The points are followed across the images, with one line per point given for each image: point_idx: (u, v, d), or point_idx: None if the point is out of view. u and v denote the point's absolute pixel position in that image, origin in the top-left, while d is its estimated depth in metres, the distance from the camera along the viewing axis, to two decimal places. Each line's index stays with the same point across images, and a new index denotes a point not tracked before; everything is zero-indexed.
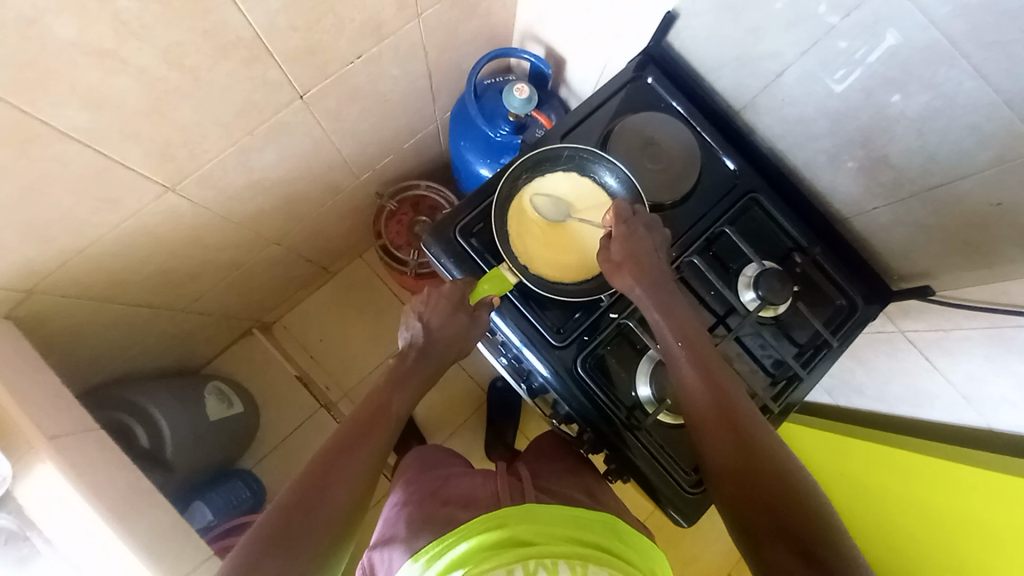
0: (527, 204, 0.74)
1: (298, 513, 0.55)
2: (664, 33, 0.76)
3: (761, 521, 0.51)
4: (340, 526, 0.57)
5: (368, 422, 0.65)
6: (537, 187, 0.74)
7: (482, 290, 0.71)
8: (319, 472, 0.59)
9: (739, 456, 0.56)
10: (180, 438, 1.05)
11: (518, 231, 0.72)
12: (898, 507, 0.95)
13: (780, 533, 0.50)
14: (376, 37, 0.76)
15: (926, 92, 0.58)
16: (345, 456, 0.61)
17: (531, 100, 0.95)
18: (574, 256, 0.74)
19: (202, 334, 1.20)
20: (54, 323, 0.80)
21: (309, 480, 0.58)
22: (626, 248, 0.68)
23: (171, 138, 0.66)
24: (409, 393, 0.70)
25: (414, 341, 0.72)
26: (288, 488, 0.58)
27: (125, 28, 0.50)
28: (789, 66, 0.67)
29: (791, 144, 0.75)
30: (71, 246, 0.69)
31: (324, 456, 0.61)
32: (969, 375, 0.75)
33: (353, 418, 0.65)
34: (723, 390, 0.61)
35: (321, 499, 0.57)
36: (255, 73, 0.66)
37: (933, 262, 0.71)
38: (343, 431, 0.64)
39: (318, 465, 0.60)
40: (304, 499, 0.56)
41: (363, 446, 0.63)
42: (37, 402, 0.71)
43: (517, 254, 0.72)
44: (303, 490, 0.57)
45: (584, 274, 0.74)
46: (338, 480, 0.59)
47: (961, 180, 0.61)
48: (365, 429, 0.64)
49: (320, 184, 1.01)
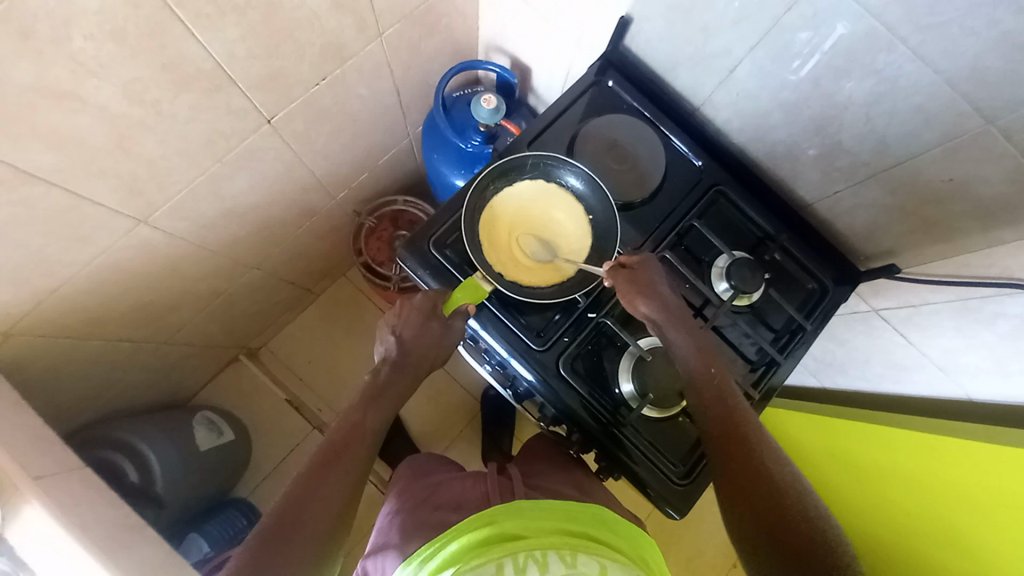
0: (497, 216, 0.75)
1: (278, 537, 0.56)
2: (620, 38, 0.78)
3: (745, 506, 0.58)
4: (322, 545, 0.58)
5: (346, 440, 0.66)
6: (512, 189, 0.76)
7: (457, 299, 0.71)
8: (299, 494, 0.60)
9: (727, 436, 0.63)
10: (169, 471, 1.03)
11: (493, 224, 0.74)
12: (899, 507, 0.89)
13: (760, 517, 0.57)
14: (339, 59, 0.77)
15: (870, 78, 0.60)
16: (324, 476, 0.62)
17: (499, 109, 0.96)
18: (548, 258, 0.74)
19: (187, 366, 1.19)
20: (33, 365, 0.79)
21: (289, 503, 0.59)
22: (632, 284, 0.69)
23: (139, 173, 0.66)
24: (388, 407, 0.71)
25: (390, 353, 0.73)
26: (269, 512, 0.59)
27: (83, 68, 0.51)
28: (740, 61, 0.69)
29: (751, 136, 0.77)
30: (45, 286, 0.69)
31: (304, 477, 0.61)
32: (943, 346, 0.77)
33: (331, 438, 0.66)
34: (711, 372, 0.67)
35: (302, 521, 0.58)
36: (219, 102, 0.66)
37: (896, 240, 0.73)
38: (323, 450, 0.64)
39: (297, 487, 0.60)
40: (284, 522, 0.57)
41: (339, 468, 0.63)
42: (20, 446, 0.71)
43: (490, 250, 0.73)
44: (283, 512, 0.58)
45: (556, 278, 0.73)
46: (318, 500, 0.60)
47: (914, 159, 0.64)
48: (343, 447, 0.65)
49: (296, 207, 1.01)
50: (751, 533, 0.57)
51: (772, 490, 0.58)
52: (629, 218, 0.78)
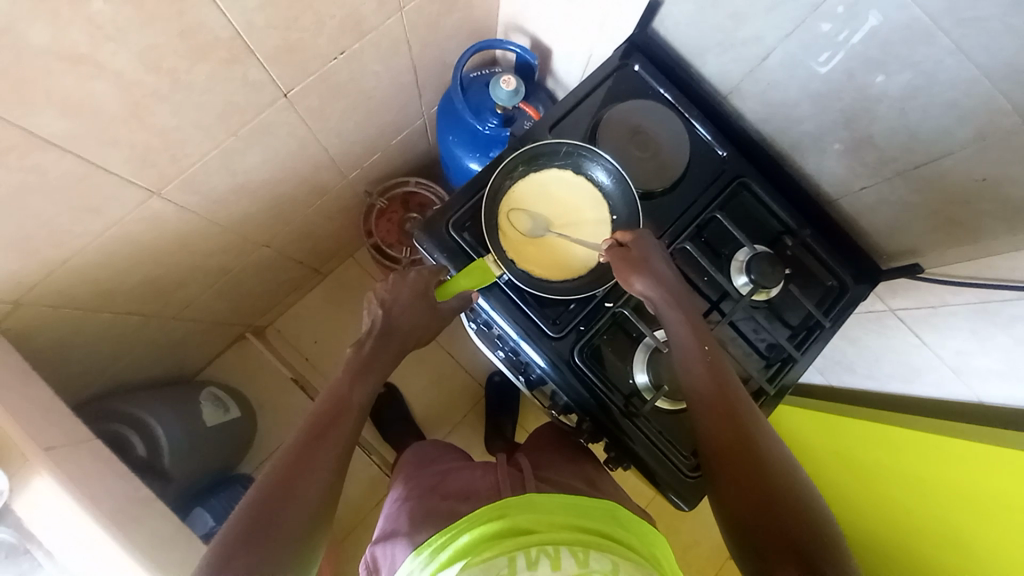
0: (522, 189, 0.74)
1: (271, 508, 0.56)
2: (648, 21, 0.76)
3: (741, 509, 0.55)
4: (316, 513, 0.58)
5: (337, 413, 0.65)
6: (548, 174, 0.75)
7: (450, 287, 0.71)
8: (290, 466, 0.59)
9: (727, 436, 0.59)
10: (176, 444, 1.04)
11: (517, 200, 0.74)
12: (901, 510, 0.91)
13: (760, 520, 0.54)
14: (358, 33, 0.75)
15: (908, 72, 0.58)
16: (314, 448, 0.61)
17: (517, 92, 0.94)
18: (554, 252, 0.74)
19: (195, 341, 1.19)
20: (42, 336, 0.79)
21: (282, 472, 0.58)
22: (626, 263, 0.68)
23: (153, 144, 0.65)
24: (374, 380, 0.70)
25: (377, 324, 0.73)
26: (259, 484, 0.58)
27: (100, 31, 0.49)
28: (772, 50, 0.67)
29: (777, 128, 0.76)
30: (56, 256, 0.68)
31: (295, 449, 0.61)
32: (957, 349, 0.75)
33: (320, 412, 0.65)
34: (722, 376, 0.64)
35: (293, 495, 0.57)
36: (236, 73, 0.64)
37: (920, 239, 0.72)
38: (315, 422, 0.63)
39: (289, 459, 0.60)
40: (275, 493, 0.57)
41: (329, 439, 0.62)
42: (30, 416, 0.71)
43: (503, 221, 0.72)
44: (274, 485, 0.57)
45: (558, 274, 0.73)
46: (310, 472, 0.59)
47: (944, 159, 0.62)
48: (334, 420, 0.64)
49: (307, 185, 1.00)
50: (748, 547, 0.54)
51: (772, 493, 0.54)
52: (649, 207, 0.77)
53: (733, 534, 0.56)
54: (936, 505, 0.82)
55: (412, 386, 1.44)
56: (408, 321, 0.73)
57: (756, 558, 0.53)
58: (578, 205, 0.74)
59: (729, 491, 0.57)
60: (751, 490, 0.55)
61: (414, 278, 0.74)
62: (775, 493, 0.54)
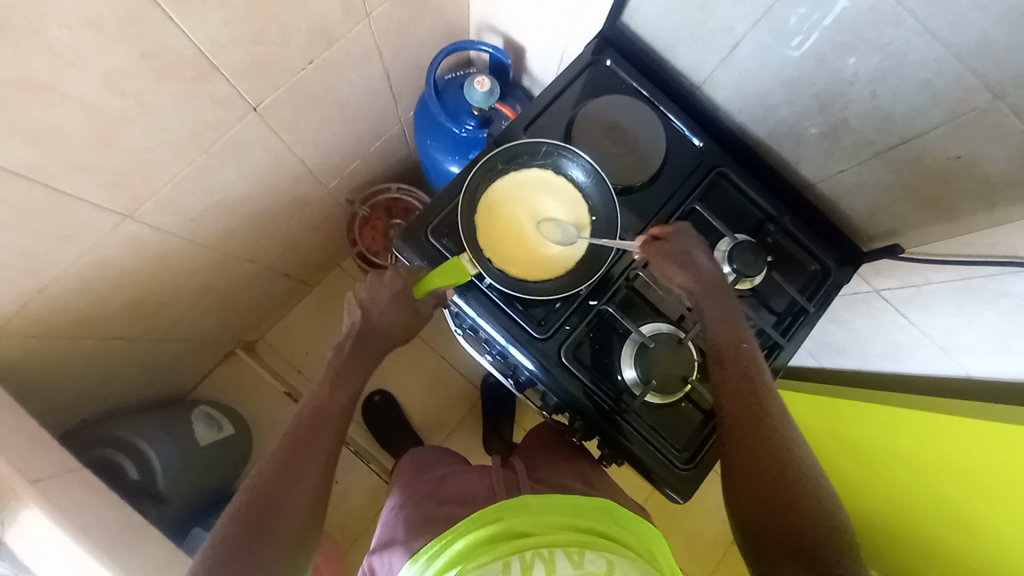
0: (500, 188, 0.73)
1: (258, 516, 0.57)
2: (617, 15, 0.75)
3: (750, 492, 0.59)
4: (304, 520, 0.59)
5: (320, 419, 0.65)
6: (528, 173, 0.74)
7: (430, 281, 0.70)
8: (275, 475, 0.60)
9: (746, 425, 0.61)
10: (171, 467, 1.03)
11: (497, 200, 0.73)
12: (901, 485, 0.91)
13: (768, 505, 0.57)
14: (326, 42, 0.74)
15: (877, 54, 0.58)
16: (299, 455, 0.62)
17: (493, 92, 0.93)
18: (530, 252, 0.72)
19: (184, 361, 1.18)
20: (26, 367, 0.78)
21: (268, 479, 0.59)
22: (664, 257, 0.68)
23: (122, 168, 0.64)
24: (356, 382, 0.70)
25: (355, 327, 0.73)
26: (245, 493, 0.59)
27: (60, 59, 0.48)
28: (742, 38, 0.67)
29: (751, 116, 0.76)
30: (32, 287, 0.67)
31: (280, 455, 0.61)
32: (945, 325, 0.76)
33: (304, 418, 0.65)
34: (743, 362, 0.65)
35: (280, 501, 0.58)
36: (203, 91, 0.63)
37: (898, 219, 0.72)
38: (298, 430, 0.64)
39: (274, 468, 0.60)
40: (263, 501, 0.58)
41: (314, 444, 0.63)
42: (18, 450, 0.70)
43: (481, 220, 0.72)
44: (261, 494, 0.58)
45: (533, 274, 0.72)
46: (297, 479, 0.60)
47: (919, 138, 0.62)
48: (317, 426, 0.65)
49: (287, 197, 0.99)
50: (751, 525, 0.58)
51: (783, 482, 0.58)
52: (629, 202, 0.77)
53: (737, 512, 0.60)
54: (934, 480, 0.81)
55: (407, 392, 1.43)
56: (388, 321, 0.73)
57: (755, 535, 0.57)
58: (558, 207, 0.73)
59: (745, 484, 0.59)
60: (767, 481, 0.58)
61: (392, 277, 0.73)
62: (790, 489, 0.57)
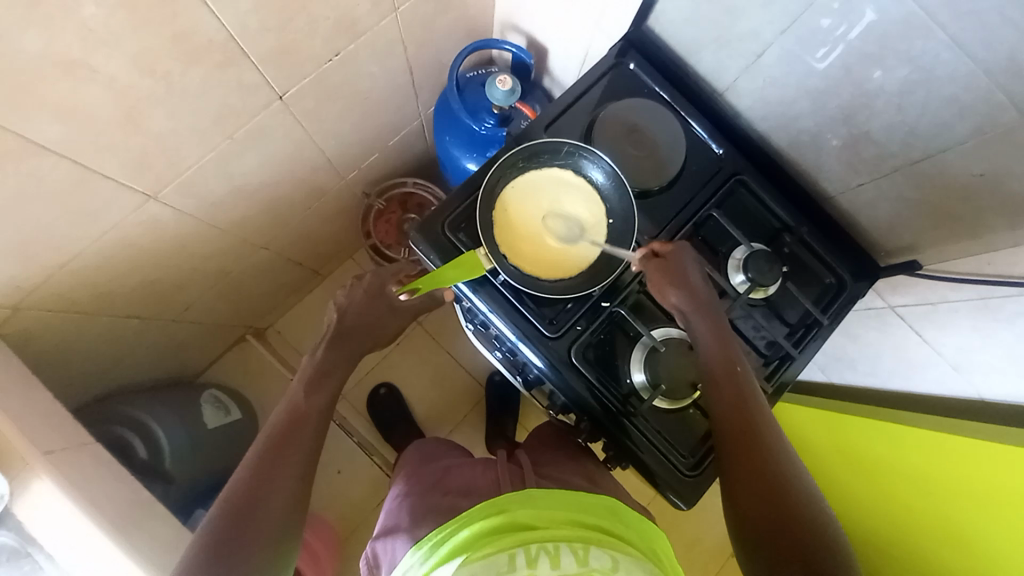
0: (528, 178, 0.74)
1: (240, 519, 0.57)
2: (643, 19, 0.76)
3: (744, 491, 0.59)
4: (287, 519, 0.60)
5: (297, 420, 0.66)
6: (557, 172, 0.74)
7: (448, 273, 0.69)
8: (253, 477, 0.60)
9: (738, 420, 0.62)
10: (178, 447, 1.04)
11: (523, 188, 0.73)
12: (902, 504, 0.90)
13: (764, 504, 0.57)
14: (352, 34, 0.75)
15: (905, 65, 0.58)
16: (276, 460, 0.62)
17: (514, 91, 0.94)
18: (534, 245, 0.72)
19: (195, 344, 1.20)
20: (42, 340, 0.80)
21: (249, 482, 0.59)
22: (658, 275, 0.69)
23: (148, 149, 0.65)
24: (331, 385, 0.72)
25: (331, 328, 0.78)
26: (223, 499, 0.58)
27: (92, 36, 0.49)
28: (769, 46, 0.67)
29: (773, 125, 0.76)
30: (54, 260, 0.68)
31: (258, 460, 0.61)
32: (958, 345, 0.75)
33: (279, 422, 0.66)
34: (733, 360, 0.66)
35: (260, 505, 0.58)
36: (229, 76, 0.64)
37: (917, 235, 0.72)
38: (275, 433, 0.64)
39: (252, 471, 0.60)
40: (242, 507, 0.57)
41: (294, 448, 0.63)
42: (30, 420, 0.71)
43: (501, 200, 0.72)
44: (240, 498, 0.58)
45: (529, 266, 0.71)
46: (277, 480, 0.61)
47: (945, 153, 0.61)
48: (295, 427, 0.65)
49: (305, 186, 1.00)
50: (745, 521, 0.58)
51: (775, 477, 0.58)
52: (646, 206, 0.77)
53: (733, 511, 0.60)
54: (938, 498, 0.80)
55: (412, 386, 1.44)
56: (367, 320, 0.79)
57: (754, 535, 0.57)
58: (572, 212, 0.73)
59: (750, 488, 0.59)
60: (760, 477, 0.59)
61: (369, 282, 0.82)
62: (781, 484, 0.58)
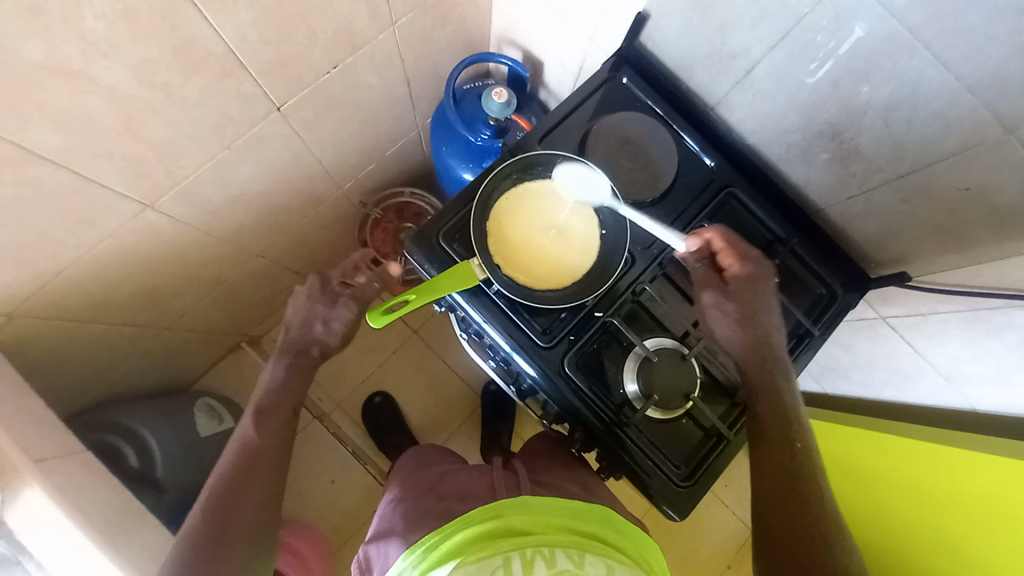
0: (533, 185, 0.75)
1: (211, 537, 0.64)
2: (636, 35, 0.77)
3: (780, 477, 0.66)
4: (255, 541, 0.68)
5: (252, 453, 0.72)
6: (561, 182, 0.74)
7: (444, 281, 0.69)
8: (218, 501, 0.67)
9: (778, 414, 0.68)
10: (171, 455, 1.04)
11: (525, 193, 0.74)
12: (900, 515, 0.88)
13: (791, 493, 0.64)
14: (350, 47, 0.76)
15: (891, 82, 0.59)
16: (239, 485, 0.69)
17: (510, 104, 0.95)
18: (523, 250, 0.72)
19: (190, 352, 1.20)
20: (35, 348, 0.79)
21: (209, 519, 0.65)
22: (704, 277, 0.74)
23: (145, 157, 0.66)
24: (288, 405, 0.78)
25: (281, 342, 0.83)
26: (192, 522, 0.65)
27: (93, 48, 0.50)
28: (758, 61, 0.68)
29: (763, 139, 0.77)
30: (50, 268, 0.68)
31: (222, 485, 0.68)
32: (949, 354, 0.76)
33: (235, 456, 0.71)
34: (774, 361, 0.71)
35: (228, 522, 0.66)
36: (228, 87, 0.65)
37: (906, 248, 0.72)
38: (232, 470, 0.70)
39: (215, 496, 0.67)
40: (211, 528, 0.65)
41: (254, 472, 0.71)
42: (20, 427, 0.71)
43: (500, 201, 0.74)
44: (208, 519, 0.65)
45: (513, 270, 0.72)
46: (239, 508, 0.67)
47: (931, 167, 0.63)
48: (251, 460, 0.71)
49: (302, 195, 1.01)
50: (775, 503, 0.65)
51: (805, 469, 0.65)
52: (638, 218, 0.77)
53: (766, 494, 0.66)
54: (936, 508, 0.78)
55: (407, 394, 1.43)
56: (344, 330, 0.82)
57: (779, 516, 0.64)
58: (565, 225, 0.74)
59: (779, 479, 0.65)
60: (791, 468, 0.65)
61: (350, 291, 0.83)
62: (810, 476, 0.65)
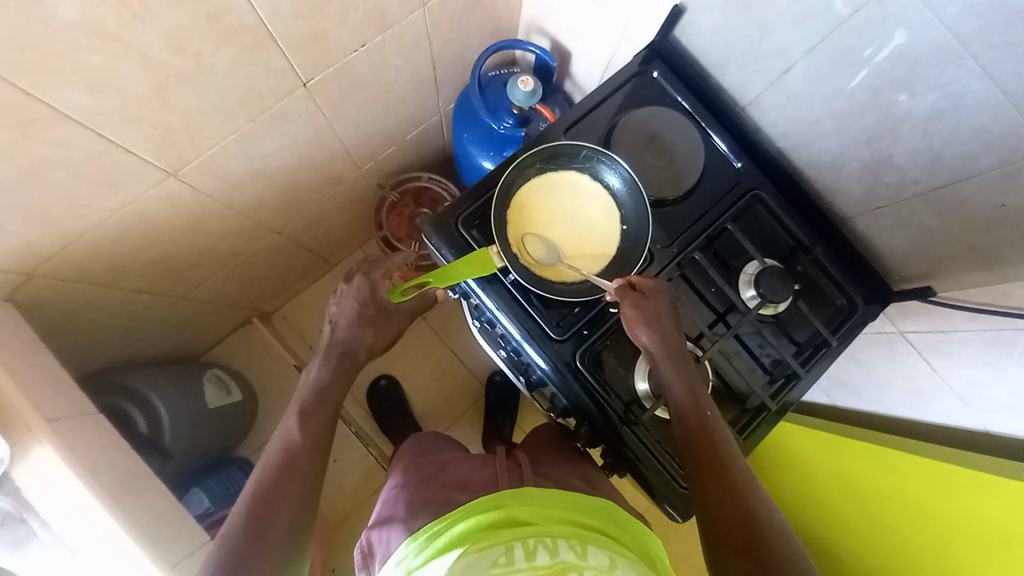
0: (564, 178, 0.74)
1: (253, 536, 0.60)
2: (670, 28, 0.76)
3: (716, 524, 0.60)
4: (297, 543, 0.64)
5: (291, 458, 0.68)
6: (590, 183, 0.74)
7: (461, 269, 0.69)
8: (258, 502, 0.63)
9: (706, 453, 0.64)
10: (179, 424, 1.05)
11: (554, 183, 0.74)
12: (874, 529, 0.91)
13: (730, 539, 0.58)
14: (381, 26, 0.75)
15: (933, 92, 0.57)
16: (280, 488, 0.65)
17: (535, 93, 0.94)
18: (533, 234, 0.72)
19: (202, 323, 1.21)
20: (52, 308, 0.80)
21: (249, 522, 0.61)
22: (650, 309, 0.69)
23: (172, 125, 0.66)
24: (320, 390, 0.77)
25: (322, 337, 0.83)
26: (230, 523, 0.62)
27: (128, 10, 0.50)
28: (796, 63, 0.67)
29: (795, 143, 0.75)
30: (72, 229, 0.69)
31: (264, 485, 0.65)
32: (968, 377, 0.74)
33: (275, 459, 0.68)
34: (696, 394, 0.67)
35: (268, 523, 0.62)
36: (258, 59, 0.65)
37: (933, 264, 0.71)
38: (270, 471, 0.67)
39: (254, 497, 0.64)
40: (252, 531, 0.61)
41: (296, 474, 0.67)
42: (36, 385, 0.72)
43: (529, 183, 0.73)
44: (249, 521, 0.61)
45: (518, 248, 0.71)
46: (281, 507, 0.64)
47: (965, 182, 0.61)
48: (291, 464, 0.68)
49: (322, 174, 1.01)
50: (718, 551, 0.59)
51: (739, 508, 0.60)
52: (660, 216, 0.76)
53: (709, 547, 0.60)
54: (923, 521, 0.81)
55: (413, 380, 1.44)
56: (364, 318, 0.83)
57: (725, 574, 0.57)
58: (576, 225, 0.73)
59: (718, 521, 0.60)
60: (728, 509, 0.60)
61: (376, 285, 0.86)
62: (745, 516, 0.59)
